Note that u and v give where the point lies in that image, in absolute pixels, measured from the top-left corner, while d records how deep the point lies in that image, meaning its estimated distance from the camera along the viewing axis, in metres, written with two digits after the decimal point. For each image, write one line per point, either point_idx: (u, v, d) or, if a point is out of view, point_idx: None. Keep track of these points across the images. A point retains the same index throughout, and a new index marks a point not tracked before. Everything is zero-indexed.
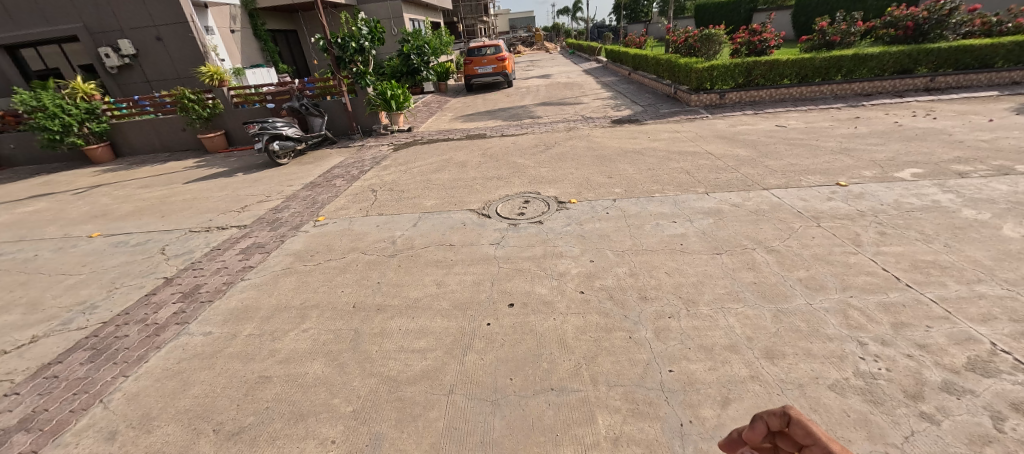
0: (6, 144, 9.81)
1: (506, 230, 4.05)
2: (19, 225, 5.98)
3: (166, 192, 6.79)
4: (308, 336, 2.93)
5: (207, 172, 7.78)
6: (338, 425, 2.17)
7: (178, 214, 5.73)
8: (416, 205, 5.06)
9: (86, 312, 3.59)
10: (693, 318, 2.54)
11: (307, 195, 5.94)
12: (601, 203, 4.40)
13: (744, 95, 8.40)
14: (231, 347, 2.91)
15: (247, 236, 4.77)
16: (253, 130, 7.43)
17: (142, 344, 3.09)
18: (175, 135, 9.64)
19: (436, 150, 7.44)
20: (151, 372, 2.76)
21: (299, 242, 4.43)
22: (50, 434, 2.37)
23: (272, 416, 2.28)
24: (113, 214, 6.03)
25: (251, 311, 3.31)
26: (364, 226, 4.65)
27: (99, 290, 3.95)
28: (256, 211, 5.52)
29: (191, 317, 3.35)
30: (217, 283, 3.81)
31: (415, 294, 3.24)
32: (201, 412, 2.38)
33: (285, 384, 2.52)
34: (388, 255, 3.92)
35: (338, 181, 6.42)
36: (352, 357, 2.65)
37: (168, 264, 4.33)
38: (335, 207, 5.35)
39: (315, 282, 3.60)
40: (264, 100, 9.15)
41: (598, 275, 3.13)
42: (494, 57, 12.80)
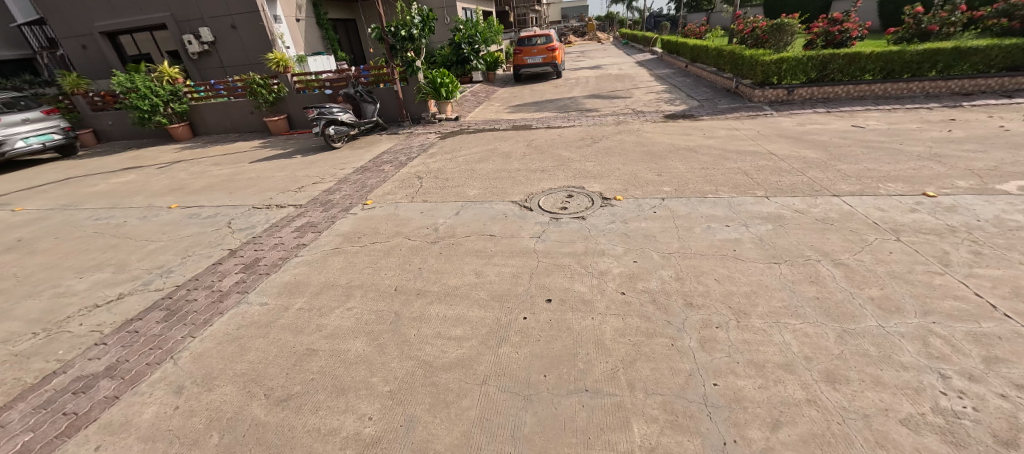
0: (104, 120, 11.01)
1: (548, 224, 4.00)
2: (112, 194, 6.71)
3: (233, 170, 7.34)
4: (352, 314, 3.05)
5: (268, 154, 8.31)
6: (375, 403, 2.26)
7: (243, 191, 6.17)
8: (460, 194, 5.12)
9: (164, 276, 3.98)
10: (743, 330, 2.39)
11: (357, 178, 6.19)
12: (648, 202, 4.23)
13: (816, 91, 7.70)
14: (283, 318, 3.10)
15: (301, 215, 5.04)
16: (311, 115, 7.83)
17: (208, 308, 3.37)
18: (242, 118, 10.37)
19: (482, 140, 7.48)
20: (215, 335, 3.01)
21: (348, 224, 4.63)
22: (130, 383, 2.64)
23: (316, 389, 2.41)
24: (189, 188, 6.62)
25: (302, 286, 3.51)
26: (410, 211, 4.77)
27: (173, 256, 4.35)
28: (311, 192, 5.83)
29: (250, 287, 3.61)
30: (273, 258, 4.07)
31: (454, 282, 3.29)
32: (255, 377, 2.55)
33: (329, 358, 2.64)
34: (431, 242, 3.99)
35: (387, 166, 6.63)
36: (392, 339, 2.73)
37: (233, 236, 4.68)
38: (383, 191, 5.54)
39: (360, 263, 3.75)
40: (323, 86, 9.60)
41: (641, 276, 3.01)
42: (545, 47, 12.59)
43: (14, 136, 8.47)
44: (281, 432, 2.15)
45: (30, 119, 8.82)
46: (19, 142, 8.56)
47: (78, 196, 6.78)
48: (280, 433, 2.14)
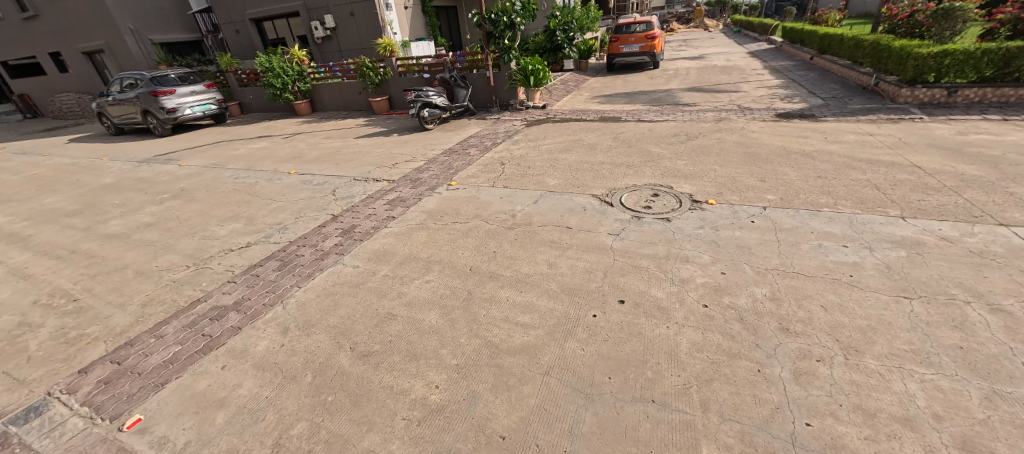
0: (247, 94, 12.96)
1: (628, 223, 3.83)
2: (248, 157, 7.91)
3: (341, 144, 8.19)
4: (429, 287, 3.25)
5: (370, 131, 9.11)
6: (443, 373, 2.40)
7: (348, 164, 6.86)
8: (541, 183, 5.12)
9: (281, 231, 4.62)
10: (851, 370, 2.06)
11: (445, 159, 6.51)
12: (746, 209, 3.83)
13: (991, 93, 6.23)
14: (371, 282, 3.42)
15: (393, 190, 5.47)
16: (410, 97, 8.38)
17: (312, 264, 3.84)
18: (352, 97, 11.47)
19: (568, 130, 7.37)
20: (315, 288, 3.43)
21: (433, 202, 4.92)
22: (249, 318, 3.14)
23: (392, 350, 2.63)
24: (306, 157, 7.55)
25: (389, 255, 3.83)
26: (490, 195, 4.90)
27: (289, 216, 5.02)
28: (403, 169, 6.28)
29: (347, 250, 4.03)
30: (367, 226, 4.49)
31: (526, 269, 3.32)
32: (344, 331, 2.86)
33: (406, 325, 2.86)
34: (507, 227, 4.07)
35: (472, 150, 6.87)
36: (463, 316, 2.87)
37: (335, 204, 5.24)
38: (467, 174, 5.75)
39: (441, 241, 3.96)
40: (422, 71, 10.19)
41: (729, 290, 2.75)
42: (644, 35, 11.90)
43: (183, 105, 10.42)
44: (360, 384, 2.38)
45: (195, 91, 10.76)
46: (186, 110, 10.50)
47: (224, 157, 8.12)
48: (359, 384, 2.38)
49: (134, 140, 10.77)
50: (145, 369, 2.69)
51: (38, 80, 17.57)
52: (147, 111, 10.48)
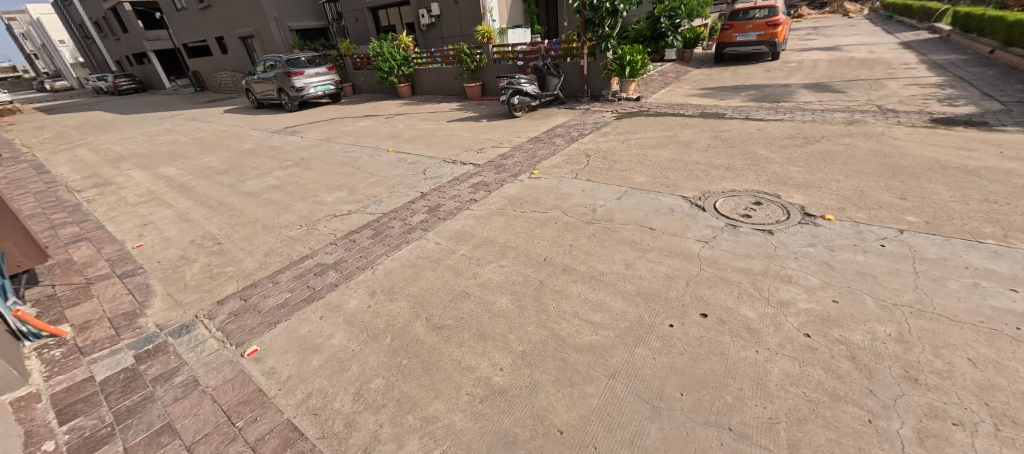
0: (359, 77, 14.31)
1: (722, 230, 3.50)
2: (356, 134, 8.78)
3: (435, 126, 8.68)
4: (503, 271, 3.33)
5: (462, 115, 9.49)
6: (508, 357, 2.45)
7: (439, 145, 7.26)
8: (626, 178, 4.90)
9: (376, 203, 5.07)
10: (1002, 443, 1.67)
11: (530, 148, 6.56)
12: (874, 230, 3.25)
13: None
14: (449, 259, 3.60)
15: (478, 174, 5.66)
16: (502, 84, 8.53)
17: (400, 236, 4.16)
18: (449, 82, 12.04)
19: (662, 125, 6.92)
20: (401, 258, 3.71)
21: (514, 189, 4.99)
22: (344, 278, 3.51)
23: (463, 327, 2.75)
24: (403, 137, 8.14)
25: (468, 236, 3.99)
26: (572, 187, 4.83)
27: (384, 190, 5.47)
28: (489, 154, 6.46)
29: (431, 226, 4.28)
30: (451, 206, 4.72)
31: (602, 267, 3.23)
32: (422, 302, 3.06)
33: (478, 305, 2.97)
34: (587, 221, 3.98)
35: (558, 140, 6.80)
36: (533, 304, 2.89)
37: (425, 182, 5.59)
38: (551, 164, 5.73)
39: (518, 228, 4.02)
40: (517, 58, 10.30)
41: (840, 323, 2.38)
42: (764, 22, 10.59)
43: (309, 84, 11.87)
44: (432, 354, 2.54)
45: (319, 73, 12.17)
46: (311, 89, 11.94)
47: (336, 132, 9.11)
48: (431, 354, 2.54)
49: (270, 114, 12.57)
50: (263, 309, 3.18)
51: (207, 60, 21.31)
52: (281, 89, 12.14)
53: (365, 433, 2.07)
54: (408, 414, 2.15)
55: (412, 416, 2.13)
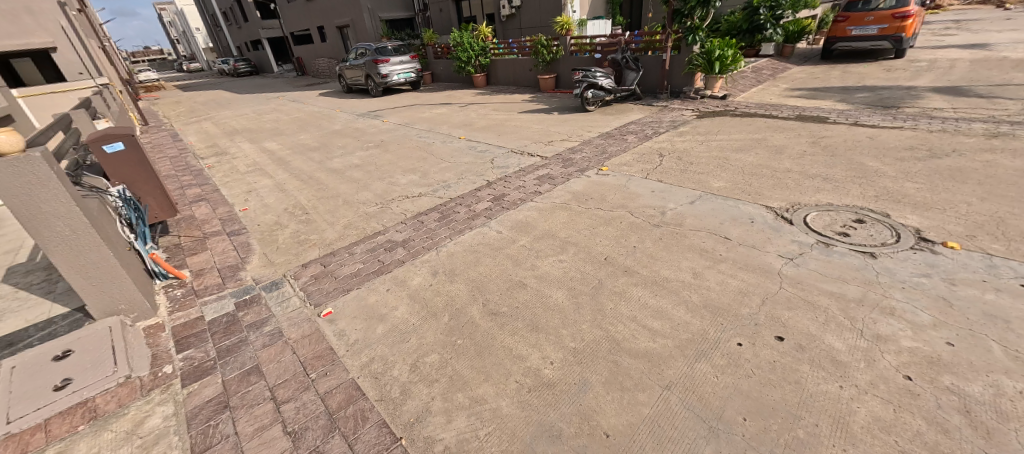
0: (439, 65, 14.89)
1: (811, 248, 3.14)
2: (431, 120, 9.18)
3: (506, 117, 8.79)
4: (562, 266, 3.30)
5: (534, 107, 9.49)
6: (560, 352, 2.45)
7: (508, 136, 7.34)
8: (702, 182, 4.59)
9: (445, 188, 5.28)
10: None
11: (600, 143, 6.39)
12: (1013, 266, 2.71)
13: None
14: (510, 249, 3.66)
15: (545, 166, 5.64)
16: (577, 77, 8.37)
17: (464, 221, 4.30)
18: (523, 74, 12.08)
19: (749, 126, 6.35)
20: (463, 243, 3.84)
21: (580, 184, 4.91)
22: (411, 256, 3.72)
23: (517, 316, 2.79)
24: (474, 125, 8.35)
25: (530, 227, 4.01)
26: (641, 187, 4.63)
27: (453, 176, 5.68)
28: (557, 148, 6.40)
29: (494, 215, 4.37)
30: (515, 197, 4.77)
31: (666, 273, 3.07)
32: (480, 287, 3.15)
33: (534, 296, 2.98)
34: (654, 224, 3.80)
35: (631, 137, 6.54)
36: (589, 303, 2.84)
37: (492, 171, 5.70)
38: (620, 161, 5.53)
39: (581, 224, 3.95)
40: (594, 51, 10.05)
41: (954, 369, 2.04)
42: (889, 13, 9.17)
43: (393, 72, 12.61)
44: (486, 338, 2.62)
45: (403, 61, 12.87)
46: (394, 76, 12.67)
47: (414, 118, 9.60)
48: (484, 338, 2.62)
49: (357, 98, 13.58)
50: (338, 276, 3.48)
51: (308, 47, 23.53)
52: (368, 75, 13.03)
53: (418, 403, 2.20)
54: (459, 392, 2.24)
55: (462, 394, 2.22)
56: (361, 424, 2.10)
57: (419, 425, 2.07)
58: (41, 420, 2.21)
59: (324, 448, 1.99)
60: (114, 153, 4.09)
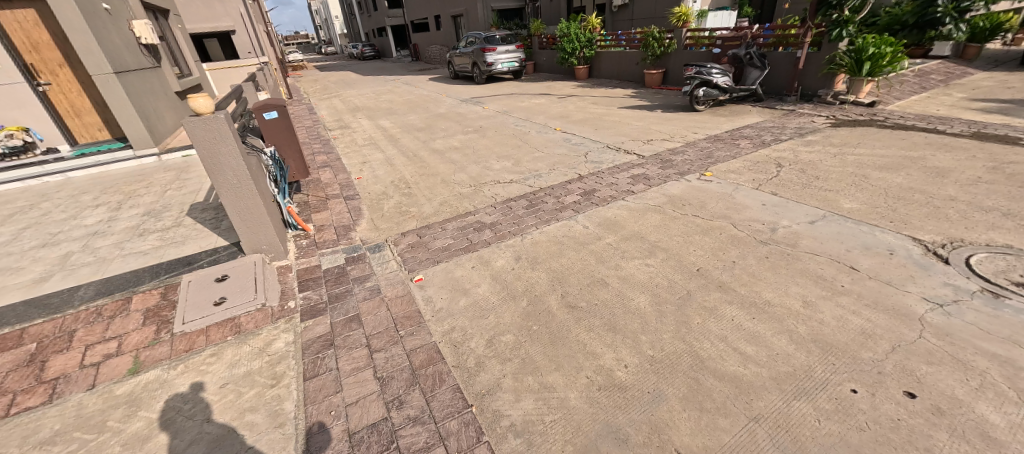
0: (542, 56, 14.96)
1: (970, 296, 2.57)
2: (529, 110, 9.30)
3: (605, 111, 8.54)
4: (648, 271, 3.16)
5: (636, 103, 9.07)
6: (636, 357, 2.36)
7: (605, 131, 7.14)
8: (828, 200, 3.99)
9: (535, 177, 5.35)
10: None
11: (706, 146, 5.89)
12: None
13: None
14: (594, 245, 3.60)
15: (641, 165, 5.39)
16: (687, 73, 7.74)
17: (551, 212, 4.33)
18: (629, 67, 11.57)
19: (901, 141, 5.32)
20: (548, 233, 3.87)
21: (678, 188, 4.60)
22: (497, 238, 3.86)
23: (595, 313, 2.75)
24: (571, 118, 8.27)
25: (618, 226, 3.89)
26: (750, 199, 4.18)
27: (545, 166, 5.72)
28: (656, 147, 6.06)
29: (582, 209, 4.32)
30: (606, 193, 4.65)
31: (769, 296, 2.76)
32: (561, 278, 3.16)
33: (615, 296, 2.91)
34: (761, 240, 3.41)
35: (744, 142, 5.91)
36: (674, 313, 2.68)
37: (584, 165, 5.62)
38: (728, 168, 5.05)
39: (674, 230, 3.72)
40: (713, 45, 9.24)
41: None
42: None
43: (498, 60, 13.00)
44: (561, 328, 2.64)
45: (509, 50, 13.18)
46: (499, 65, 13.06)
47: (513, 106, 9.82)
48: (560, 328, 2.64)
49: (462, 84, 14.30)
50: (431, 247, 3.77)
51: (425, 35, 25.34)
52: (475, 63, 13.61)
53: (490, 377, 2.31)
54: (529, 375, 2.30)
55: (532, 378, 2.28)
56: (438, 384, 2.27)
57: (489, 398, 2.17)
58: (205, 326, 2.79)
59: (405, 398, 2.20)
60: (270, 119, 4.89)
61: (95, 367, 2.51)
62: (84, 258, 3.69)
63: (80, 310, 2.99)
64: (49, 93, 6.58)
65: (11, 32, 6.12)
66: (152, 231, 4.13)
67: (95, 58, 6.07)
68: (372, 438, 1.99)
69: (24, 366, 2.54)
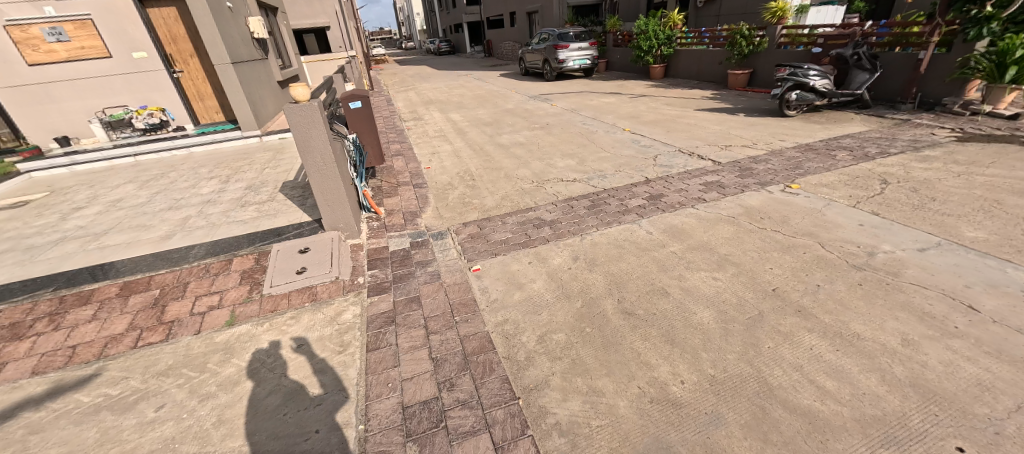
0: (616, 54, 14.53)
1: None
2: (598, 109, 9.10)
3: (679, 113, 8.10)
4: (715, 285, 2.96)
5: (715, 105, 8.48)
6: (694, 374, 2.23)
7: (678, 134, 6.77)
8: (944, 226, 3.44)
9: (600, 177, 5.23)
10: None
11: (794, 155, 5.35)
12: None
13: None
14: (657, 252, 3.44)
15: (716, 172, 5.04)
16: (781, 74, 7.11)
17: (614, 214, 4.20)
18: (711, 67, 10.84)
19: None
20: (609, 236, 3.77)
21: (756, 199, 4.24)
22: (556, 236, 3.84)
23: (653, 323, 2.64)
24: (642, 118, 7.95)
25: (686, 235, 3.68)
26: (844, 218, 3.72)
27: (610, 167, 5.57)
28: (735, 153, 5.63)
29: (646, 214, 4.14)
30: (674, 199, 4.41)
31: (858, 327, 2.46)
32: (618, 283, 3.06)
33: (675, 308, 2.76)
34: (854, 265, 3.04)
35: (841, 153, 5.27)
36: (742, 333, 2.49)
37: (653, 169, 5.38)
38: (820, 180, 4.55)
39: (749, 244, 3.44)
40: (813, 44, 8.34)
41: None
42: None
43: (570, 57, 12.85)
44: (615, 334, 2.56)
45: (582, 47, 12.97)
46: (570, 62, 12.91)
47: (581, 105, 9.66)
48: (614, 333, 2.57)
49: (532, 81, 14.34)
50: (490, 239, 3.85)
51: (499, 32, 25.80)
52: (546, 60, 13.57)
53: (539, 373, 2.32)
54: (578, 377, 2.27)
55: (581, 380, 2.25)
56: (488, 373, 2.33)
57: (536, 393, 2.18)
58: (289, 290, 3.12)
59: (456, 381, 2.28)
60: (354, 109, 5.30)
61: (201, 316, 2.92)
62: (198, 222, 4.28)
63: (192, 266, 3.49)
64: (182, 79, 7.74)
65: (158, 27, 7.26)
66: (251, 203, 4.68)
67: (218, 50, 6.99)
68: (422, 414, 2.10)
69: (149, 308, 3.02)
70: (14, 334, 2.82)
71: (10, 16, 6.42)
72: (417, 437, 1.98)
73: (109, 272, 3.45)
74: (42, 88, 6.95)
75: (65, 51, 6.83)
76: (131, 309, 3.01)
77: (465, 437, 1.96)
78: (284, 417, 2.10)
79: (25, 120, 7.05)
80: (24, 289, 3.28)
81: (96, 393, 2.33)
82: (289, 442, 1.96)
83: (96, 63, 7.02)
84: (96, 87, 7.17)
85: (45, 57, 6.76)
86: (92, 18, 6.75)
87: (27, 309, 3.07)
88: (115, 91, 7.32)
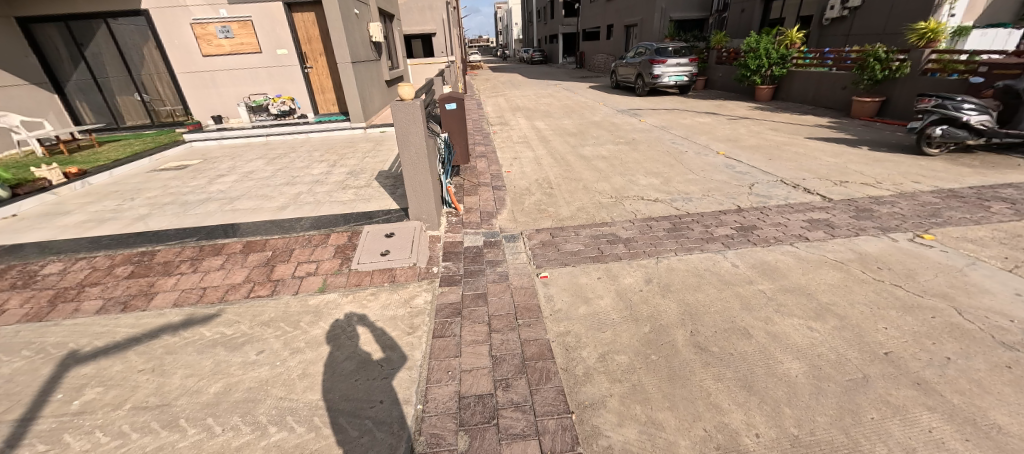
0: (718, 72, 13.61)
1: None
2: (691, 128, 8.61)
3: (786, 140, 7.34)
4: (810, 337, 2.61)
5: (832, 135, 7.53)
6: (773, 429, 1.99)
7: (782, 162, 6.13)
8: None
9: (684, 200, 4.95)
10: None
11: (929, 200, 4.56)
12: None
13: None
14: (743, 288, 3.14)
15: (825, 209, 4.47)
16: (924, 106, 6.09)
17: (697, 241, 3.93)
18: (831, 92, 9.66)
19: None
20: (688, 262, 3.54)
21: (874, 245, 3.67)
22: (630, 255, 3.70)
23: (730, 364, 2.42)
24: (740, 142, 7.35)
25: (780, 274, 3.31)
26: (994, 283, 3.06)
27: (698, 190, 5.23)
28: (852, 191, 4.94)
29: (734, 245, 3.81)
30: (768, 233, 4.00)
31: (1001, 419, 2.00)
32: (693, 314, 2.85)
33: (758, 352, 2.50)
34: (1003, 342, 2.48)
35: (996, 205, 4.36)
36: (838, 395, 2.17)
37: (747, 197, 4.93)
38: (964, 233, 3.81)
39: (859, 296, 2.98)
40: (974, 72, 7.02)
41: None
42: None
43: (666, 73, 12.34)
44: (683, 367, 2.40)
45: (680, 63, 12.38)
46: (666, 78, 12.38)
47: (673, 122, 9.23)
48: (682, 367, 2.40)
49: (623, 94, 14.01)
50: (561, 249, 3.83)
51: (593, 44, 25.74)
52: (640, 74, 13.17)
53: (596, 391, 2.25)
54: (637, 404, 2.16)
55: (641, 408, 2.13)
56: (544, 381, 2.32)
57: (591, 411, 2.12)
58: (373, 268, 3.42)
59: (512, 383, 2.31)
60: (449, 110, 5.63)
61: (301, 279, 3.32)
62: (307, 199, 4.87)
63: (299, 235, 3.98)
64: (310, 74, 8.91)
65: (299, 29, 8.46)
66: (352, 187, 5.22)
67: (342, 50, 7.92)
68: (476, 407, 2.15)
69: (262, 265, 3.51)
70: (166, 270, 3.48)
71: (196, 16, 7.96)
72: (469, 428, 2.04)
73: (237, 230, 4.09)
74: (209, 74, 8.48)
75: (228, 46, 8.26)
76: (248, 264, 3.53)
77: (515, 439, 1.97)
78: (356, 382, 2.30)
79: (193, 99, 8.65)
80: (177, 235, 4.01)
81: (215, 330, 2.77)
82: (357, 406, 2.14)
83: (249, 57, 8.38)
84: (246, 76, 8.54)
85: (215, 50, 8.25)
86: (252, 19, 8.10)
87: (177, 252, 3.75)
88: (260, 80, 8.63)
